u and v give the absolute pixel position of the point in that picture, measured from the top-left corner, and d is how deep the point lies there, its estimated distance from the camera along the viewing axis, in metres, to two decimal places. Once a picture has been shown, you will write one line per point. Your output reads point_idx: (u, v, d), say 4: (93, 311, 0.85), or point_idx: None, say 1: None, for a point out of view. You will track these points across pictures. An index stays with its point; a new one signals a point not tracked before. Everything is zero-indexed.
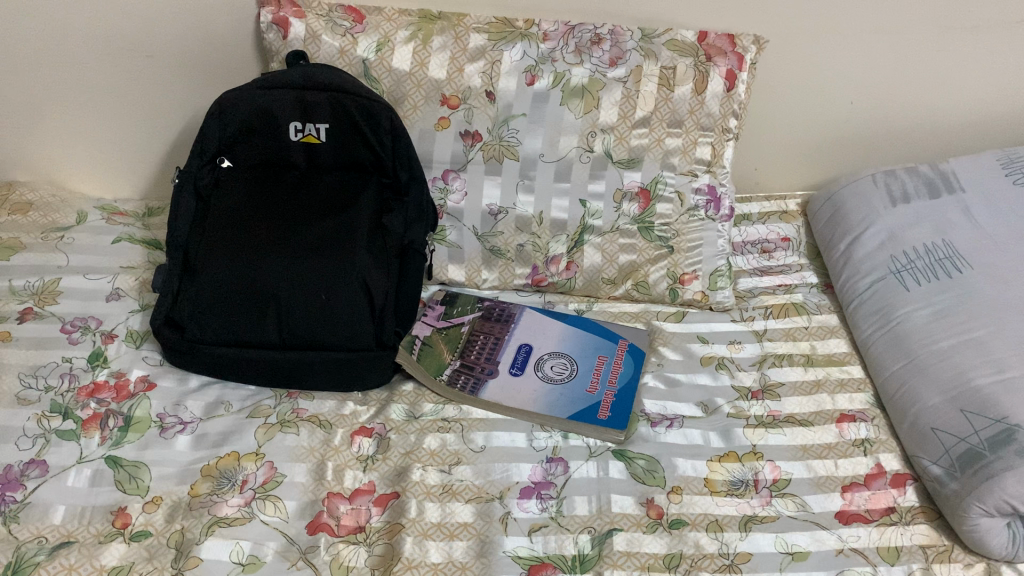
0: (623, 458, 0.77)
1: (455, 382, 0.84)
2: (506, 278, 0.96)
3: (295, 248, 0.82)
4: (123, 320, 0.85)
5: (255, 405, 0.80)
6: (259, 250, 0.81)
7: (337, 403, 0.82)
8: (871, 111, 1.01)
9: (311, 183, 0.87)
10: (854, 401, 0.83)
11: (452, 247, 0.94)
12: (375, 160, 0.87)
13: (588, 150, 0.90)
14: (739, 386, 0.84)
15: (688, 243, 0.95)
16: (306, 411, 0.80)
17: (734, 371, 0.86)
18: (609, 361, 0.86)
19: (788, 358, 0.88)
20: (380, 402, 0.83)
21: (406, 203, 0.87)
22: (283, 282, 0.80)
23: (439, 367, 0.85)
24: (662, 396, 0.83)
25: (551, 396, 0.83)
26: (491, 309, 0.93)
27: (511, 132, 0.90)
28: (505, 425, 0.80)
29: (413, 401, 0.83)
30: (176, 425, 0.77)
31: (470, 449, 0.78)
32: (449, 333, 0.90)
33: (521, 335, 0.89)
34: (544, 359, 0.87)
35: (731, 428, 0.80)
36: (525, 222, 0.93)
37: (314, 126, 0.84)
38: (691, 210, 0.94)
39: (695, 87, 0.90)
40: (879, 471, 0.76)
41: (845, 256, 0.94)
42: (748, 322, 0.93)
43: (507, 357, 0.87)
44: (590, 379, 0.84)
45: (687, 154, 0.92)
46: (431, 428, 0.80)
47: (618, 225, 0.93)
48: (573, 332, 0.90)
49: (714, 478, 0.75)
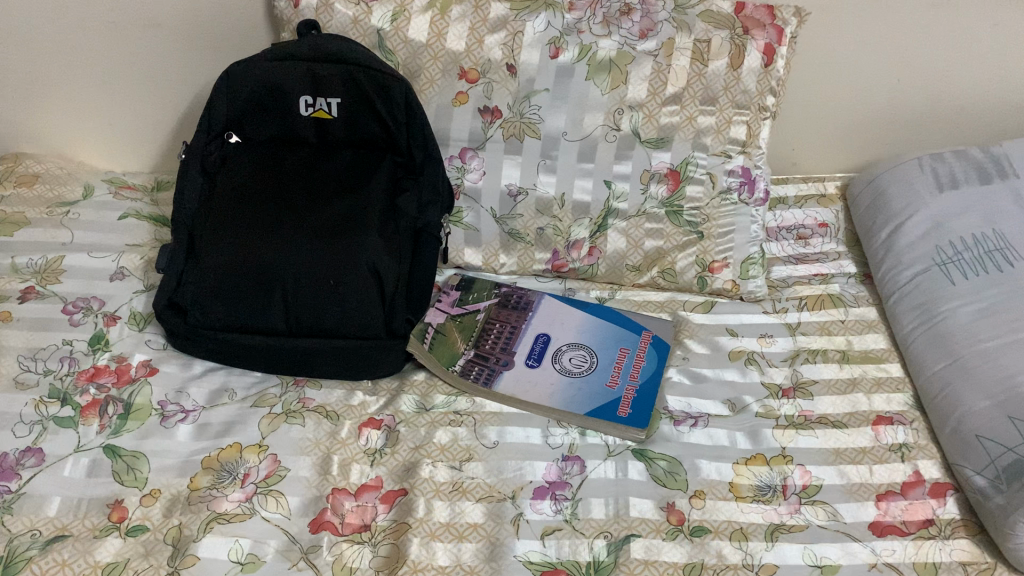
0: (644, 458, 0.73)
1: (468, 374, 0.79)
2: (525, 263, 0.91)
3: (304, 229, 0.78)
4: (126, 301, 0.82)
5: (260, 393, 0.77)
6: (266, 232, 0.78)
7: (345, 393, 0.78)
8: (920, 90, 0.94)
9: (322, 159, 0.84)
10: (892, 401, 0.77)
11: (469, 229, 0.90)
12: (387, 137, 0.83)
13: (614, 128, 0.85)
14: (769, 383, 0.79)
15: (718, 228, 0.89)
16: (313, 400, 0.76)
17: (764, 368, 0.80)
18: (631, 354, 0.81)
19: (822, 354, 0.81)
20: (391, 392, 0.79)
21: (420, 182, 0.84)
22: (290, 265, 0.76)
23: (451, 357, 0.80)
24: (687, 393, 0.78)
25: (568, 390, 0.78)
26: (508, 295, 0.87)
27: (533, 109, 0.85)
28: (519, 421, 0.76)
29: (425, 392, 0.79)
30: (177, 413, 0.74)
31: (482, 445, 0.74)
32: (463, 320, 0.85)
33: (540, 323, 0.84)
34: (562, 350, 0.81)
35: (759, 428, 0.75)
36: (545, 204, 0.88)
37: (325, 101, 0.81)
38: (722, 194, 0.89)
39: (731, 61, 0.84)
40: (918, 479, 0.71)
41: (886, 246, 0.87)
42: (780, 314, 0.86)
43: (524, 347, 0.82)
44: (610, 372, 0.79)
45: (720, 134, 0.87)
46: (442, 421, 0.76)
47: (645, 208, 0.88)
48: (594, 322, 0.84)
49: (739, 482, 0.71)
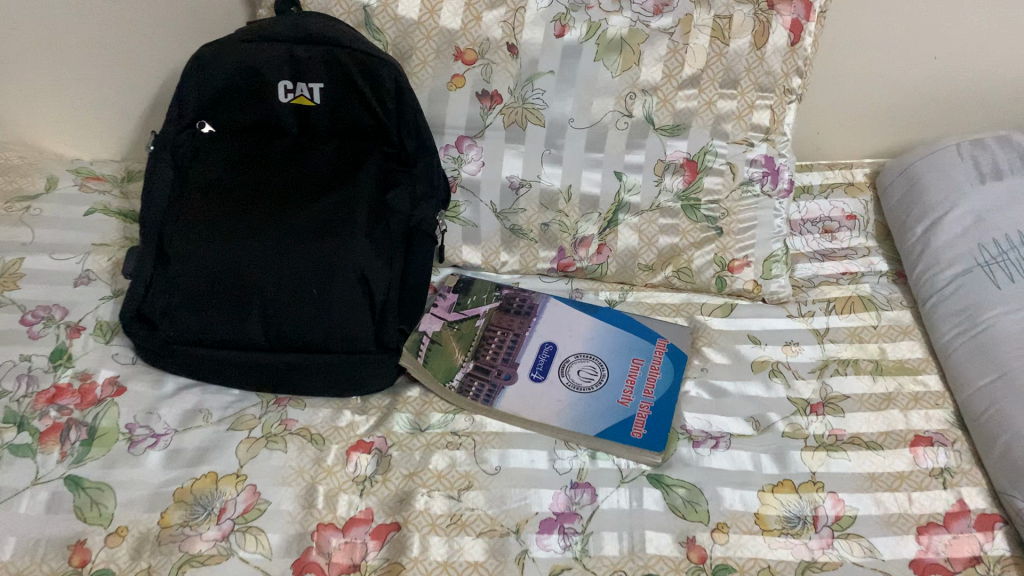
0: (660, 485, 0.66)
1: (467, 389, 0.72)
2: (528, 262, 0.83)
3: (285, 231, 0.70)
4: (91, 310, 0.75)
5: (238, 413, 0.70)
6: (243, 234, 0.70)
7: (332, 413, 0.71)
8: (961, 70, 0.85)
9: (304, 150, 0.76)
10: (931, 419, 0.70)
11: (467, 225, 0.82)
12: (376, 125, 0.75)
13: (626, 114, 0.77)
14: (797, 398, 0.72)
15: (739, 224, 0.81)
16: (297, 422, 0.69)
17: (790, 380, 0.73)
18: (645, 366, 0.74)
19: (853, 365, 0.74)
20: (382, 411, 0.72)
21: (414, 175, 0.77)
22: (269, 272, 0.69)
23: (449, 371, 0.73)
24: (706, 409, 0.72)
25: (577, 408, 0.71)
26: (510, 298, 0.80)
27: (536, 93, 0.77)
28: (523, 442, 0.69)
29: (420, 410, 0.72)
30: (147, 438, 0.67)
31: (483, 471, 0.67)
32: (461, 327, 0.78)
33: (545, 331, 0.77)
34: (570, 362, 0.74)
35: (786, 450, 0.69)
36: (550, 198, 0.80)
37: (306, 86, 0.73)
38: (743, 185, 0.81)
39: (754, 40, 0.76)
40: (962, 510, 0.64)
41: (922, 242, 0.80)
42: (806, 319, 0.79)
43: (528, 358, 0.75)
44: (622, 387, 0.72)
45: (742, 119, 0.79)
46: (438, 444, 0.69)
47: (659, 202, 0.80)
48: (605, 328, 0.77)
49: (766, 513, 0.65)
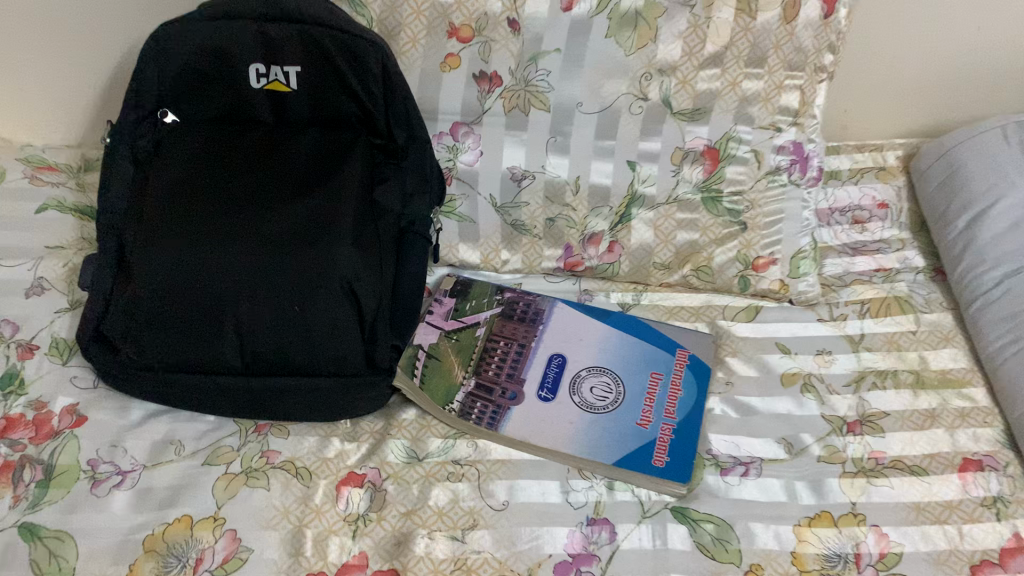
0: (686, 520, 0.60)
1: (469, 412, 0.65)
2: (531, 261, 0.76)
3: (260, 239, 0.62)
4: (46, 326, 0.67)
5: (213, 444, 0.63)
6: (212, 243, 0.61)
7: (319, 442, 0.64)
8: (1005, 41, 0.77)
9: (281, 143, 0.67)
10: (980, 439, 0.64)
11: (464, 221, 0.75)
12: (361, 113, 0.67)
13: (640, 97, 0.69)
14: (832, 416, 0.66)
15: (764, 218, 0.74)
16: (280, 454, 0.62)
17: (824, 395, 0.67)
18: (665, 382, 0.67)
19: (892, 377, 0.68)
20: (375, 437, 0.65)
21: (403, 168, 0.69)
22: (243, 286, 0.61)
23: (449, 392, 0.66)
24: (733, 430, 0.65)
25: (591, 431, 0.64)
26: (514, 304, 0.73)
27: (540, 74, 0.68)
28: (533, 471, 0.63)
29: (417, 435, 0.65)
30: (111, 476, 0.60)
31: (489, 507, 0.61)
32: (460, 338, 0.70)
33: (553, 341, 0.70)
34: (582, 378, 0.67)
35: (823, 477, 0.62)
36: (556, 190, 0.72)
37: (281, 70, 0.64)
38: (769, 174, 0.73)
39: (785, 13, 0.67)
40: (1020, 546, 0.58)
41: (965, 237, 0.72)
42: (838, 323, 0.72)
43: (535, 373, 0.68)
44: (641, 407, 0.66)
45: (769, 102, 0.71)
46: (438, 475, 0.62)
47: (676, 194, 0.72)
48: (619, 338, 0.70)
49: (803, 552, 0.58)
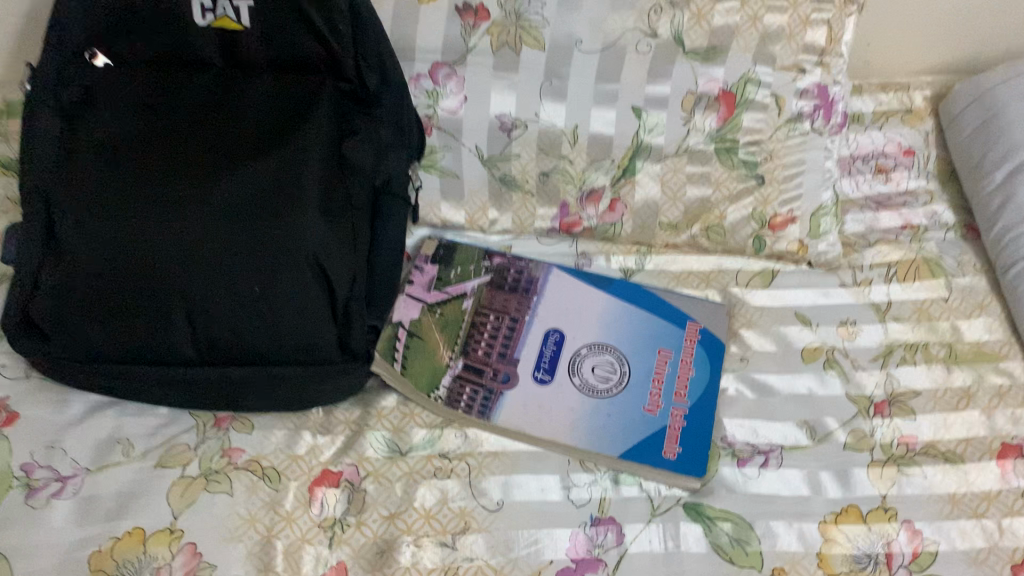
0: (700, 519, 0.54)
1: (456, 400, 0.59)
2: (523, 221, 0.68)
3: (214, 207, 0.53)
4: None
5: (167, 443, 0.55)
6: (156, 211, 0.53)
7: (288, 436, 0.57)
8: None
9: (232, 91, 0.58)
10: (1020, 421, 0.58)
11: (446, 176, 0.66)
12: (326, 56, 0.58)
13: (649, 34, 0.60)
14: (858, 395, 0.60)
15: (784, 170, 0.65)
16: (245, 453, 0.55)
17: (849, 372, 0.61)
18: (674, 361, 0.61)
19: (923, 351, 0.62)
20: (351, 428, 0.58)
21: (376, 117, 0.60)
22: (195, 264, 0.52)
23: (434, 377, 0.60)
24: (751, 413, 0.59)
25: (594, 418, 0.58)
26: (504, 271, 0.66)
27: (535, 6, 0.59)
28: (530, 465, 0.56)
29: (399, 425, 0.58)
30: (50, 484, 0.52)
31: (482, 508, 0.54)
32: (445, 311, 0.63)
33: (549, 315, 0.63)
34: (582, 356, 0.61)
35: (850, 468, 0.56)
36: (551, 141, 0.64)
37: (230, 4, 0.54)
38: (790, 122, 0.64)
39: None
40: None
41: (1005, 192, 0.65)
42: (863, 289, 0.65)
43: (530, 352, 0.61)
44: (648, 390, 0.59)
45: (794, 40, 0.62)
46: (424, 472, 0.56)
47: (686, 145, 0.64)
48: (622, 309, 0.63)
49: (830, 553, 0.53)
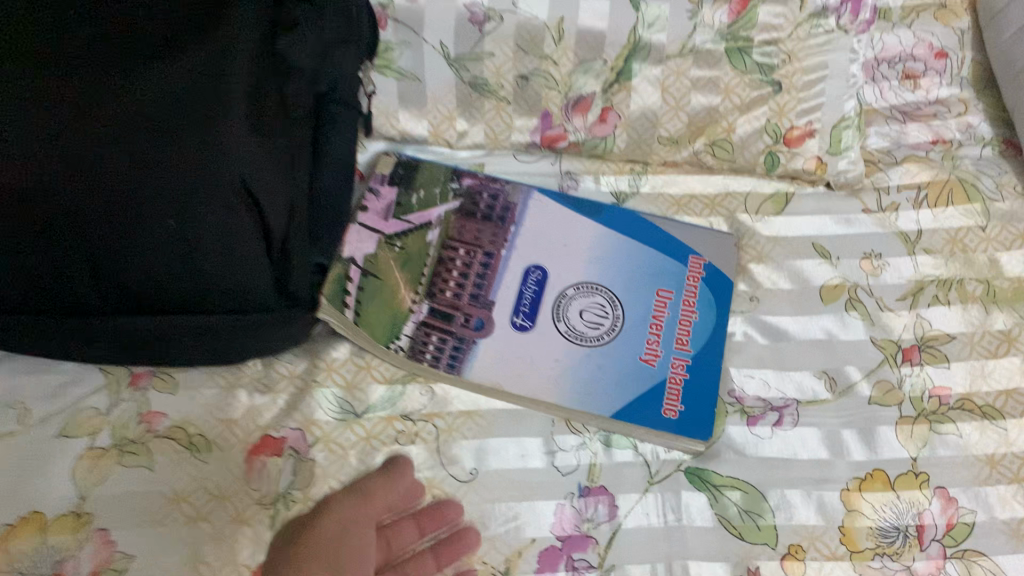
0: (706, 487, 0.47)
1: (421, 350, 0.51)
2: (496, 134, 0.57)
3: (113, 113, 0.41)
4: None
5: (72, 408, 0.46)
6: (35, 116, 0.41)
7: (219, 397, 0.47)
8: None
9: None
10: None
11: (405, 80, 0.55)
12: None
13: None
14: (885, 340, 0.52)
15: (805, 76, 0.56)
16: (167, 418, 0.46)
17: (875, 314, 0.53)
18: (675, 303, 0.53)
19: (957, 288, 0.54)
20: (295, 384, 0.49)
21: (319, 8, 0.48)
22: (88, 186, 0.41)
23: (394, 324, 0.51)
24: (763, 362, 0.51)
25: (584, 370, 0.50)
26: (477, 196, 0.56)
27: None
28: (509, 426, 0.48)
29: (353, 380, 0.50)
30: None
31: (452, 478, 0.46)
32: (408, 243, 0.54)
33: (529, 249, 0.54)
34: (568, 298, 0.53)
35: (875, 426, 0.49)
36: (530, 38, 0.53)
37: None
38: (813, 16, 0.54)
39: None
40: None
41: None
42: (889, 215, 0.57)
43: (509, 294, 0.53)
44: (645, 337, 0.52)
45: None
46: (382, 437, 0.47)
47: (692, 44, 0.54)
48: (614, 243, 0.55)
49: (854, 526, 0.46)
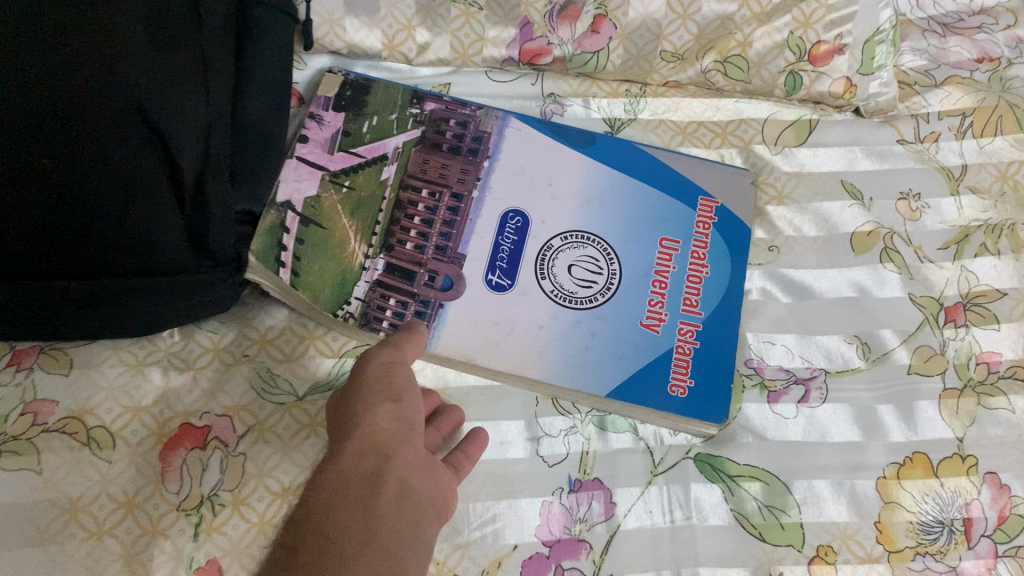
0: (718, 478, 0.39)
1: (375, 316, 0.42)
2: (465, 47, 0.48)
3: None
4: None
5: None
6: None
7: (126, 376, 0.38)
8: None
9: None
10: None
11: None
12: None
13: None
14: (926, 297, 0.44)
15: None
16: (59, 406, 0.37)
17: (913, 266, 0.45)
18: (681, 254, 0.45)
19: (1008, 235, 0.46)
20: (220, 357, 0.40)
21: None
22: None
23: (341, 284, 0.42)
24: (784, 325, 0.43)
25: (574, 339, 0.42)
26: (441, 125, 0.47)
27: None
28: (483, 410, 0.40)
29: (293, 352, 0.41)
30: None
31: None
32: (357, 183, 0.45)
33: (506, 191, 0.45)
34: (554, 251, 0.44)
35: (916, 399, 0.41)
36: None
37: None
38: None
39: None
40: None
41: None
42: (929, 146, 0.48)
43: (482, 246, 0.44)
44: (646, 297, 0.43)
45: None
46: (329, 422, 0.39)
47: None
48: (609, 183, 0.46)
49: (892, 521, 0.39)
